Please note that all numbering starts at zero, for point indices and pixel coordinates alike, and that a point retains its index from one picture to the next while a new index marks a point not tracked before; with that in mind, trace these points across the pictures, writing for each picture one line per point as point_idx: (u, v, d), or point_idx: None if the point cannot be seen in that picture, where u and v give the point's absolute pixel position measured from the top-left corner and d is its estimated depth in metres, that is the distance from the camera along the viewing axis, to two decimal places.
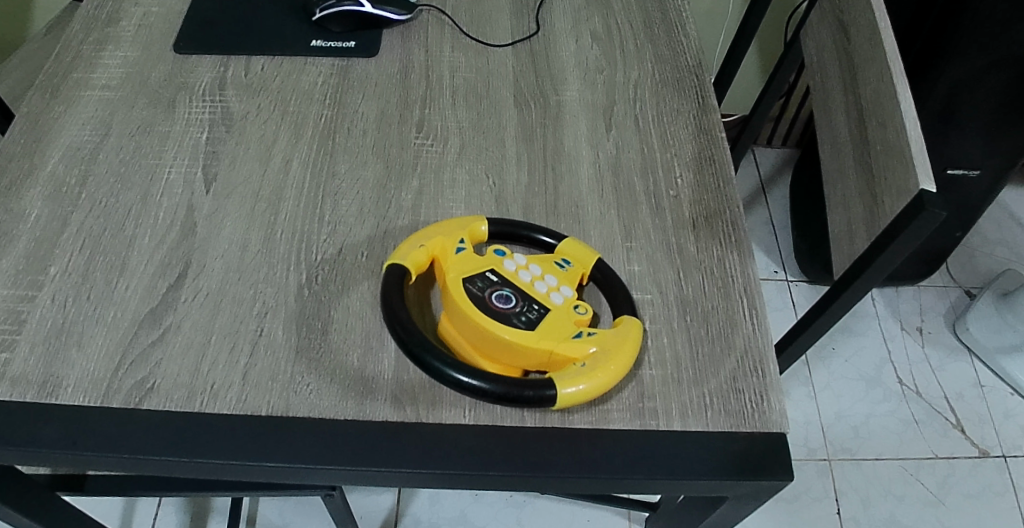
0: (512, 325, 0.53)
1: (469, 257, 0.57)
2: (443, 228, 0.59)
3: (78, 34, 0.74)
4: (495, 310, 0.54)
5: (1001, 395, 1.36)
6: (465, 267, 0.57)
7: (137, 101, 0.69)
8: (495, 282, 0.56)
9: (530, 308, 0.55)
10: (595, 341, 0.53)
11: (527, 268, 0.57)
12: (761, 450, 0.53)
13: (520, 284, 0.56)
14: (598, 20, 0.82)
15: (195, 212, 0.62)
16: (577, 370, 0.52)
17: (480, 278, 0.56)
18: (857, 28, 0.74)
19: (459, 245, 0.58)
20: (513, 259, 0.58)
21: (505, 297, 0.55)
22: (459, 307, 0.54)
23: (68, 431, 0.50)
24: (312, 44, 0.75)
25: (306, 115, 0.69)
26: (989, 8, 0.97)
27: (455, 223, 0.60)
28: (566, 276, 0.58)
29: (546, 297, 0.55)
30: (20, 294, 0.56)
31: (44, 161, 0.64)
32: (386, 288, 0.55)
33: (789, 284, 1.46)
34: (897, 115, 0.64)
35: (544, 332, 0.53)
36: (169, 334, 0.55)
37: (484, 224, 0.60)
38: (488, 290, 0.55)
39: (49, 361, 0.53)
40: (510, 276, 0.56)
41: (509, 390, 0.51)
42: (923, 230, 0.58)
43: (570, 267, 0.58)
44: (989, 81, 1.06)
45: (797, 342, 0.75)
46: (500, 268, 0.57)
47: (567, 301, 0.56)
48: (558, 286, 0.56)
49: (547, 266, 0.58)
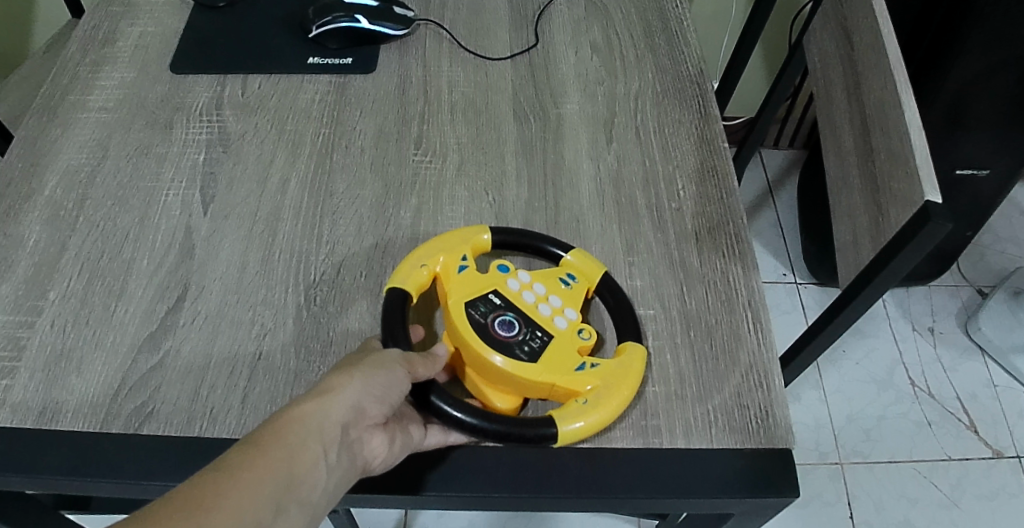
0: (514, 356, 0.53)
1: (471, 276, 0.57)
2: (445, 243, 0.59)
3: (75, 56, 0.74)
4: (498, 338, 0.53)
5: (1016, 395, 1.33)
6: (466, 289, 0.56)
7: (134, 122, 0.69)
8: (498, 306, 0.55)
9: (533, 335, 0.54)
10: (599, 374, 0.53)
11: (530, 289, 0.57)
12: (767, 467, 0.52)
13: (524, 307, 0.55)
14: (597, 30, 0.81)
15: (193, 234, 0.62)
16: (578, 407, 0.51)
17: (483, 301, 0.55)
18: (860, 35, 0.73)
19: (462, 262, 0.57)
20: (516, 278, 0.57)
21: (508, 323, 0.54)
22: (459, 335, 0.54)
23: (68, 457, 0.50)
24: (309, 61, 0.74)
25: (303, 133, 0.69)
26: (994, 7, 0.96)
27: (458, 237, 0.59)
28: (570, 297, 0.57)
29: (550, 321, 0.55)
30: (19, 320, 0.56)
31: (42, 185, 0.64)
32: (385, 310, 0.54)
33: (798, 287, 1.45)
34: (901, 124, 0.63)
35: (546, 364, 0.53)
36: (168, 358, 0.55)
37: (487, 234, 0.60)
38: (491, 315, 0.55)
39: (47, 387, 0.53)
40: (514, 299, 0.56)
41: (510, 428, 0.50)
42: (930, 240, 0.58)
43: (575, 285, 0.58)
44: (995, 79, 1.04)
45: (804, 353, 0.74)
46: (504, 289, 0.56)
47: (572, 324, 0.55)
48: (562, 308, 0.56)
49: (551, 287, 0.57)
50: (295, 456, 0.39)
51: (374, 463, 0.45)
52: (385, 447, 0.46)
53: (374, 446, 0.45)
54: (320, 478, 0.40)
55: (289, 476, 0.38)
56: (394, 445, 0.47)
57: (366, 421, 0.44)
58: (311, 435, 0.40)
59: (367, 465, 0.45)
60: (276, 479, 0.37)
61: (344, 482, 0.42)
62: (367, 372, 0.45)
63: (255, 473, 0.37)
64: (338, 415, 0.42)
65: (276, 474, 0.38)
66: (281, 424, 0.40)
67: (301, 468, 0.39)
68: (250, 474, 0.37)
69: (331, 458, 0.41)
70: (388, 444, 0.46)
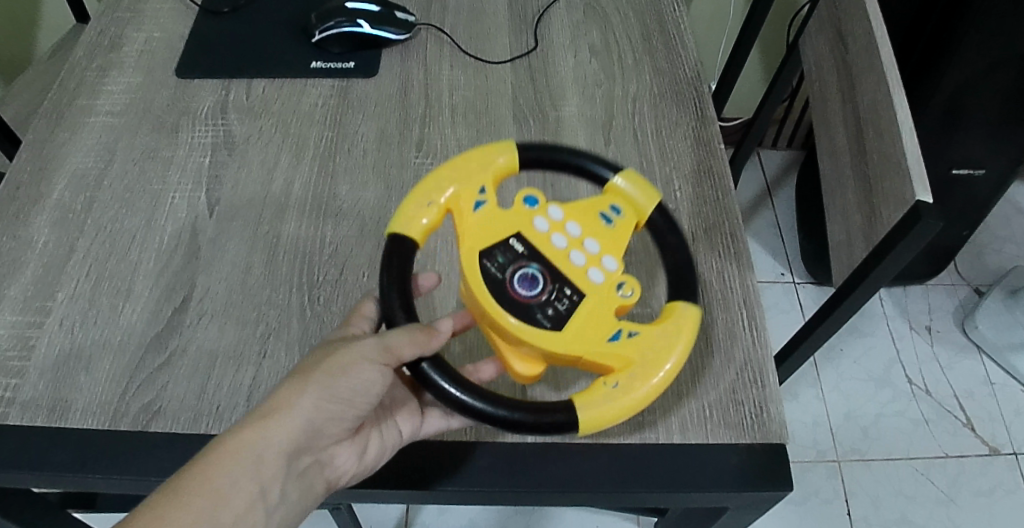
0: (536, 324, 0.49)
1: (489, 217, 0.52)
2: (462, 171, 0.53)
3: (81, 61, 0.75)
4: (519, 299, 0.50)
5: (1012, 392, 1.34)
6: (483, 234, 0.52)
7: (141, 126, 0.70)
8: (521, 255, 0.51)
9: (560, 295, 0.50)
10: (635, 345, 0.49)
11: (561, 231, 0.52)
12: (762, 461, 0.54)
13: (552, 256, 0.51)
14: (596, 34, 0.82)
15: (199, 235, 0.63)
16: (606, 389, 0.48)
17: (504, 249, 0.51)
18: (854, 37, 0.74)
19: (480, 198, 0.53)
20: (546, 219, 0.53)
21: (531, 279, 0.50)
22: (473, 292, 0.50)
23: (79, 454, 0.52)
24: (312, 65, 0.76)
25: (307, 136, 0.70)
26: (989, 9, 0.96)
27: (477, 162, 0.54)
28: (609, 241, 0.53)
29: (582, 274, 0.51)
30: (28, 320, 0.58)
31: (51, 188, 0.65)
32: (387, 258, 0.50)
33: (795, 286, 1.46)
34: (894, 126, 0.64)
35: (573, 333, 0.49)
36: (175, 357, 0.56)
37: (511, 156, 0.54)
38: (510, 267, 0.51)
39: (58, 386, 0.54)
40: (541, 244, 0.52)
41: (524, 414, 0.46)
42: (921, 239, 0.59)
43: (619, 223, 0.53)
44: (994, 77, 1.03)
45: (799, 350, 0.75)
46: (529, 234, 0.52)
47: (608, 279, 0.51)
48: (597, 257, 0.52)
49: (586, 229, 0.53)
50: (226, 492, 0.43)
51: (342, 476, 0.50)
52: (354, 457, 0.50)
53: (338, 458, 0.50)
54: (258, 510, 0.44)
55: (218, 509, 0.43)
56: (365, 452, 0.51)
57: (323, 438, 0.48)
58: (250, 466, 0.44)
59: (335, 478, 0.50)
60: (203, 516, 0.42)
61: (293, 500, 0.47)
62: (322, 388, 0.47)
63: (184, 511, 0.42)
64: (278, 442, 0.46)
65: (203, 511, 0.42)
66: (219, 456, 0.44)
67: (232, 502, 0.44)
68: (177, 513, 0.42)
69: (272, 489, 0.45)
70: (357, 454, 0.50)
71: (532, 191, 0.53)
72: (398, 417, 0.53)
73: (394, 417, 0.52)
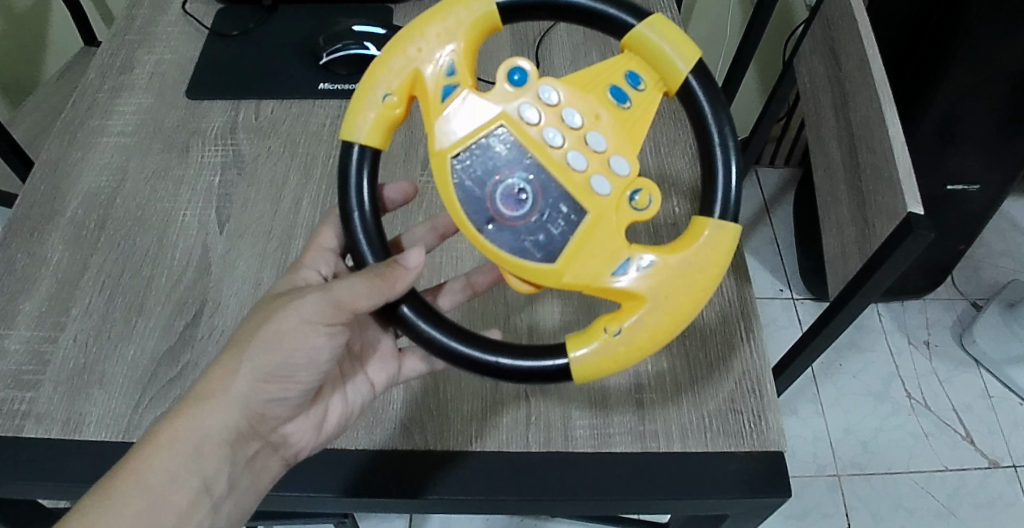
0: (529, 257, 0.47)
1: (465, 106, 0.47)
2: (430, 41, 0.47)
3: (94, 83, 0.77)
4: (506, 222, 0.47)
5: (1011, 405, 1.35)
6: (460, 133, 0.47)
7: (152, 146, 0.72)
8: (507, 160, 0.47)
9: (555, 218, 0.47)
10: (643, 279, 0.46)
11: (557, 122, 0.47)
12: (761, 468, 0.55)
13: (544, 160, 0.47)
14: (596, 54, 0.84)
15: (209, 252, 0.64)
16: (608, 331, 0.46)
17: (486, 153, 0.47)
18: (847, 55, 0.76)
19: (450, 82, 0.47)
20: (539, 108, 0.47)
21: (519, 194, 0.47)
22: (448, 206, 0.48)
23: (94, 464, 0.54)
24: (319, 87, 0.77)
25: (315, 156, 0.71)
26: (984, 26, 0.96)
27: (444, 35, 0.47)
28: (617, 128, 0.47)
29: (584, 185, 0.47)
30: (43, 335, 0.59)
31: (64, 207, 0.67)
32: (342, 173, 0.49)
33: (794, 302, 1.48)
34: (886, 142, 0.66)
35: (570, 262, 0.47)
36: (187, 371, 0.57)
37: (484, 18, 0.47)
38: (493, 177, 0.47)
39: (72, 398, 0.56)
40: (531, 145, 0.47)
41: (524, 365, 0.47)
42: (913, 250, 0.61)
43: (634, 97, 0.48)
44: (987, 92, 1.04)
45: (796, 363, 0.77)
46: (518, 130, 0.47)
47: (613, 192, 0.47)
48: (602, 157, 0.47)
49: (588, 115, 0.47)
50: (166, 478, 0.47)
51: (299, 452, 0.54)
52: (310, 430, 0.55)
53: (293, 435, 0.54)
54: (203, 502, 0.48)
55: (158, 495, 0.47)
56: (323, 422, 0.55)
57: (267, 419, 0.53)
58: (190, 459, 0.48)
59: (292, 455, 0.54)
60: (143, 502, 0.46)
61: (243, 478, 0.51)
62: (254, 368, 0.51)
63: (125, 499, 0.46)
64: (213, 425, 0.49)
65: (144, 498, 0.46)
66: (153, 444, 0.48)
67: (172, 485, 0.47)
68: (117, 502, 0.46)
69: (216, 481, 0.49)
70: (313, 425, 0.55)
71: (522, 63, 0.47)
72: (369, 369, 0.59)
73: (364, 370, 0.58)
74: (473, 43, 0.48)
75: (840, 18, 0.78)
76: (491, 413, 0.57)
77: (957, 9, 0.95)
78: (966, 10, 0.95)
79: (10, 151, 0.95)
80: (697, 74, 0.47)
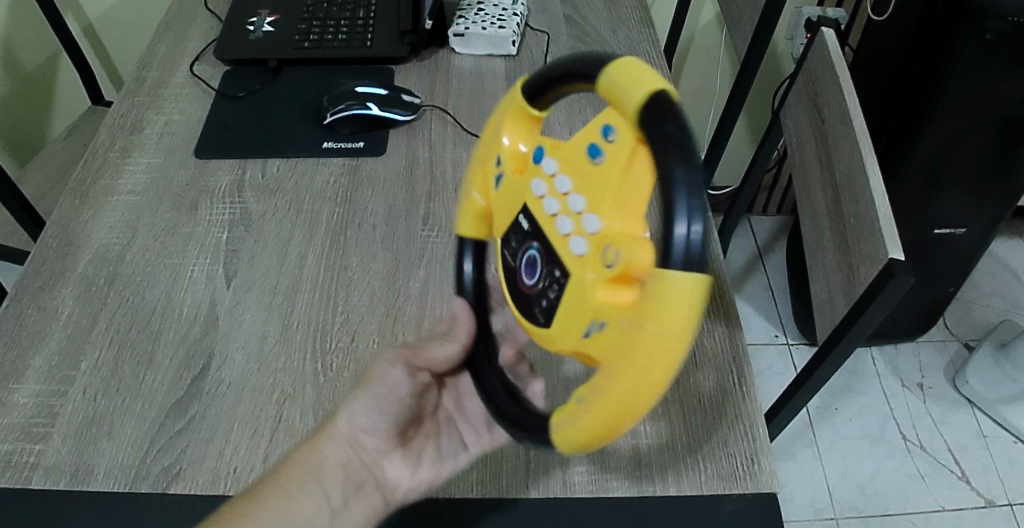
0: (538, 322, 0.49)
1: (504, 191, 0.51)
2: (490, 139, 0.52)
3: (105, 142, 0.80)
4: (528, 291, 0.50)
5: (1004, 444, 1.36)
6: (504, 219, 0.51)
7: (161, 204, 0.75)
8: (527, 234, 0.49)
9: (551, 282, 0.47)
10: (602, 347, 0.42)
11: (551, 189, 0.46)
12: (755, 510, 0.57)
13: (545, 225, 0.47)
14: (590, 112, 0.87)
15: (217, 306, 0.66)
16: (575, 403, 0.44)
17: (516, 230, 0.50)
18: (829, 109, 0.80)
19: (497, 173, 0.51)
20: (543, 177, 0.47)
21: (533, 262, 0.49)
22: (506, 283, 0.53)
23: (101, 515, 0.55)
24: (323, 145, 0.80)
25: (320, 212, 0.74)
26: (965, 71, 0.95)
27: (494, 134, 0.52)
28: (593, 185, 0.43)
29: (566, 245, 0.45)
30: (54, 389, 0.61)
31: (76, 263, 0.70)
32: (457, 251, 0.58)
33: (789, 347, 1.50)
34: (867, 192, 0.70)
35: (561, 327, 0.46)
36: (195, 422, 0.59)
37: (515, 109, 0.50)
38: (522, 250, 0.50)
39: (81, 450, 0.58)
40: (537, 214, 0.47)
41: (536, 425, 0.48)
42: (895, 294, 0.63)
43: (608, 151, 0.42)
44: (969, 140, 1.03)
45: (786, 409, 0.78)
46: (530, 203, 0.48)
47: (586, 249, 0.43)
48: (579, 215, 0.44)
49: (575, 177, 0.44)
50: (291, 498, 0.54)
51: (399, 490, 0.57)
52: (405, 471, 0.58)
53: (393, 477, 0.58)
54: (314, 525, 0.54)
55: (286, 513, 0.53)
56: (418, 465, 0.59)
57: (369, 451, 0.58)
58: (284, 511, 0.53)
59: (389, 495, 0.57)
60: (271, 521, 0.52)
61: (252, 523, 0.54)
62: (358, 405, 0.57)
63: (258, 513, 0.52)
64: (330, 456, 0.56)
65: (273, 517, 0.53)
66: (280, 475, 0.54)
67: (297, 505, 0.54)
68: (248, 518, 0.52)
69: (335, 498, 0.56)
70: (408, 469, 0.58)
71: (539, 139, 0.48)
72: None
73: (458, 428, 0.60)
74: (523, 131, 0.51)
75: (822, 73, 0.82)
76: (492, 461, 0.59)
77: (937, 57, 0.95)
78: (947, 57, 0.94)
79: (13, 200, 0.96)
80: (649, 107, 0.38)
